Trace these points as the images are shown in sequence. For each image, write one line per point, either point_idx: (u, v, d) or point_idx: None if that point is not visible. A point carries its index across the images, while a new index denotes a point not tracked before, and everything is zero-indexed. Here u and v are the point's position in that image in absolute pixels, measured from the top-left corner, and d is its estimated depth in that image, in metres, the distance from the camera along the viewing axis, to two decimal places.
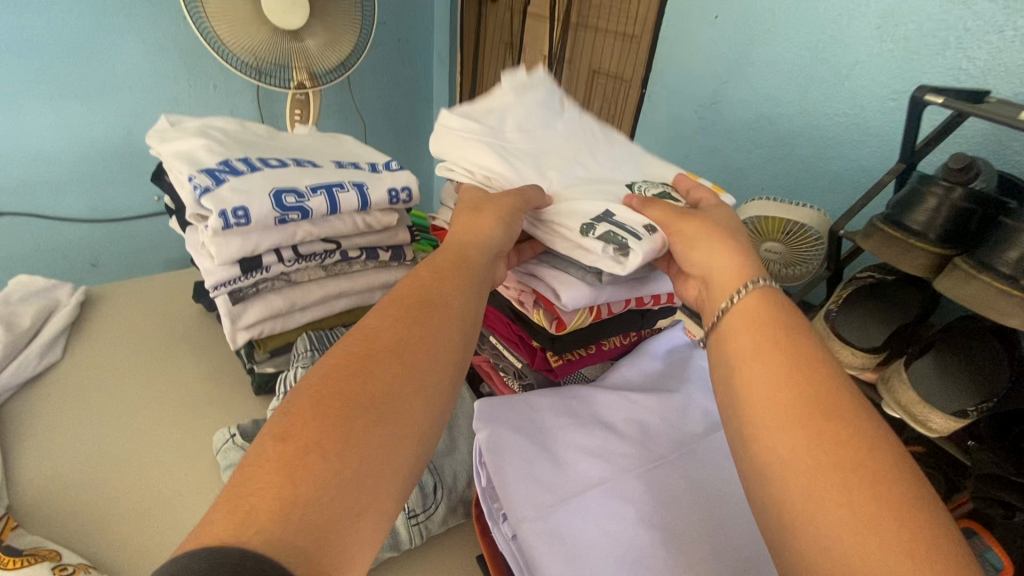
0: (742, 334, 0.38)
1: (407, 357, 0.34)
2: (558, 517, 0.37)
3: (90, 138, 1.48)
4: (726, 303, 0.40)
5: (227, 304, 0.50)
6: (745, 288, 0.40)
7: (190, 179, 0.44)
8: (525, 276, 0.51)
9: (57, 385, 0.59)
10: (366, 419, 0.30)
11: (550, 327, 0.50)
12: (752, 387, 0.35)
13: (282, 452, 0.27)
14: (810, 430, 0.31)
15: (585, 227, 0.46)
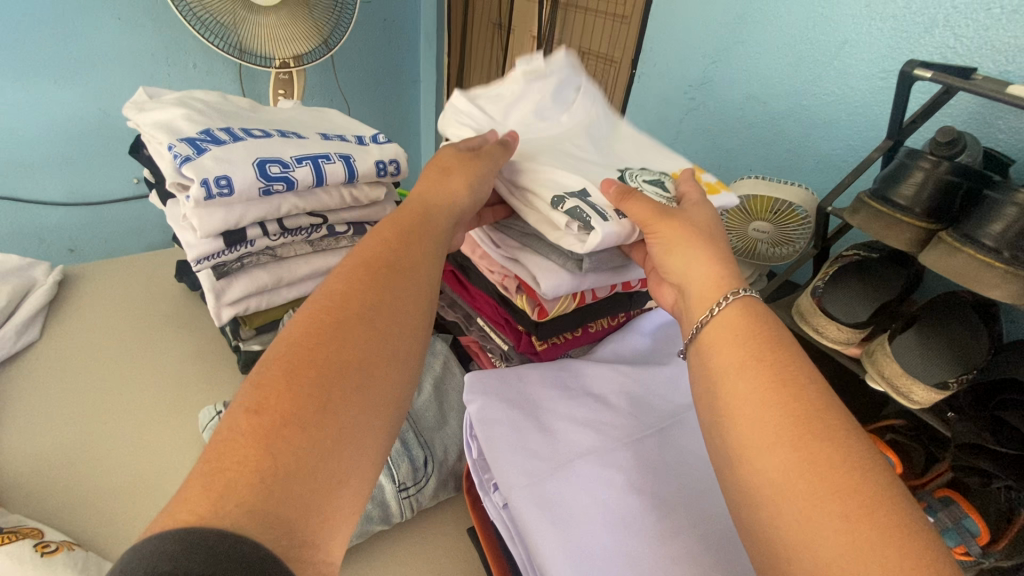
0: (726, 346, 0.35)
1: (379, 322, 0.33)
2: (549, 484, 0.37)
3: (63, 119, 1.43)
4: (705, 316, 0.38)
5: (210, 279, 0.49)
6: (725, 300, 0.38)
7: (170, 148, 0.43)
8: (507, 259, 0.49)
9: (36, 365, 0.58)
10: (341, 387, 0.29)
11: (532, 314, 0.48)
12: (733, 385, 0.33)
13: (255, 427, 0.26)
14: (797, 410, 0.30)
15: (556, 199, 0.44)
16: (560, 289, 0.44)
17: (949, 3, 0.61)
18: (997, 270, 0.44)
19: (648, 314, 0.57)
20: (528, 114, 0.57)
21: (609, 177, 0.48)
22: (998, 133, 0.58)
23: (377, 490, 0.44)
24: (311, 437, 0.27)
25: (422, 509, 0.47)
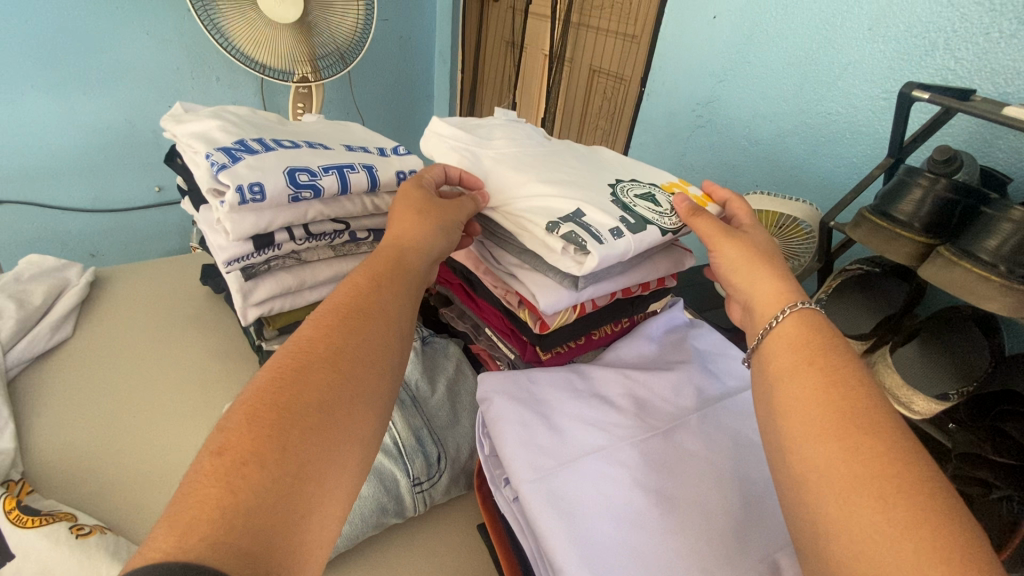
0: (785, 354, 0.37)
1: (347, 362, 0.34)
2: (558, 478, 0.39)
3: (91, 129, 1.48)
4: (765, 327, 0.39)
5: (238, 281, 0.52)
6: (783, 313, 0.39)
7: (207, 157, 0.46)
8: (508, 276, 0.51)
9: (67, 362, 0.60)
10: (308, 426, 0.30)
11: (533, 327, 0.50)
12: (788, 396, 0.34)
13: (217, 470, 0.27)
14: (856, 417, 0.31)
15: (550, 223, 0.45)
16: (559, 306, 0.46)
17: (949, 27, 0.63)
18: (994, 283, 0.45)
19: (656, 319, 0.58)
20: (512, 137, 0.61)
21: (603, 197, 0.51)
22: (998, 152, 0.60)
23: (393, 484, 0.46)
24: (278, 471, 0.27)
25: (434, 505, 0.49)
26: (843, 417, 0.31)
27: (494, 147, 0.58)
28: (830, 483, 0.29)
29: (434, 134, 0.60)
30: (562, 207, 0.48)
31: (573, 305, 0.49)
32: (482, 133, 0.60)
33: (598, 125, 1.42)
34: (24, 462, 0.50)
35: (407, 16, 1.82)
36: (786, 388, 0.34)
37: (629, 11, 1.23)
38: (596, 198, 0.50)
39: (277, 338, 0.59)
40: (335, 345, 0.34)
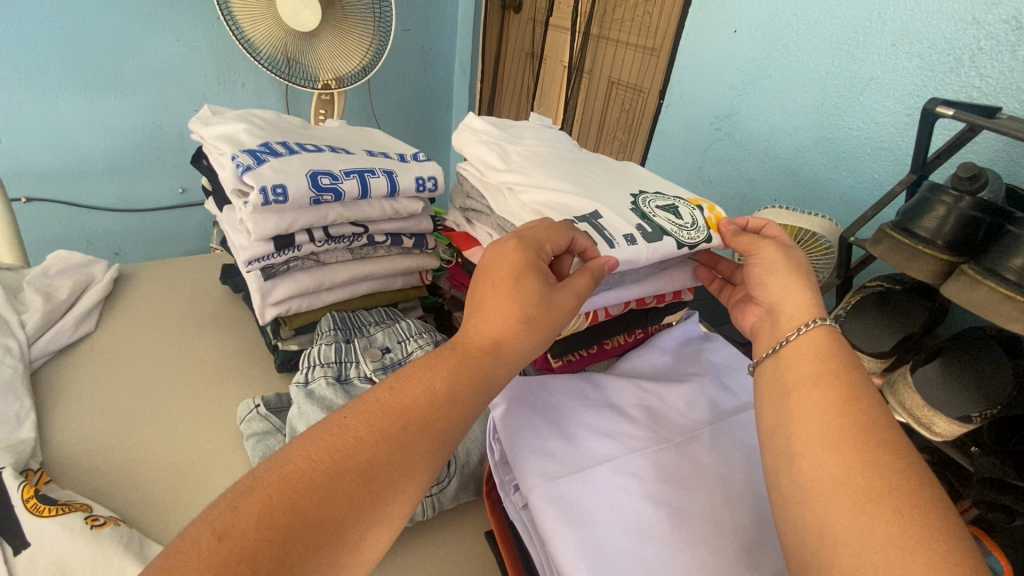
0: (804, 361, 0.38)
1: (394, 450, 0.32)
2: (568, 486, 0.39)
3: (120, 130, 1.53)
4: (791, 334, 0.41)
5: (258, 281, 0.53)
6: (809, 324, 0.41)
7: (233, 158, 0.47)
8: None
9: (90, 355, 0.62)
10: (320, 519, 0.29)
11: None
12: (803, 405, 0.35)
13: (219, 552, 0.26)
14: (872, 456, 0.31)
15: (565, 224, 0.47)
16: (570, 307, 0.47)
17: (974, 45, 0.62)
18: (1018, 303, 0.44)
19: (670, 332, 0.58)
20: (541, 139, 0.61)
21: (622, 205, 0.51)
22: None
23: None
24: (312, 540, 0.28)
25: (439, 511, 0.48)
26: (859, 450, 0.31)
27: (522, 146, 0.58)
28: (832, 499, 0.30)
29: (465, 128, 0.61)
30: (579, 207, 0.49)
31: (584, 311, 0.49)
32: (513, 132, 0.61)
33: (615, 137, 1.42)
34: (44, 452, 0.51)
35: (429, 26, 1.86)
36: (803, 396, 0.36)
37: (649, 24, 1.24)
38: (614, 203, 0.50)
39: (293, 338, 0.59)
40: (400, 415, 0.34)
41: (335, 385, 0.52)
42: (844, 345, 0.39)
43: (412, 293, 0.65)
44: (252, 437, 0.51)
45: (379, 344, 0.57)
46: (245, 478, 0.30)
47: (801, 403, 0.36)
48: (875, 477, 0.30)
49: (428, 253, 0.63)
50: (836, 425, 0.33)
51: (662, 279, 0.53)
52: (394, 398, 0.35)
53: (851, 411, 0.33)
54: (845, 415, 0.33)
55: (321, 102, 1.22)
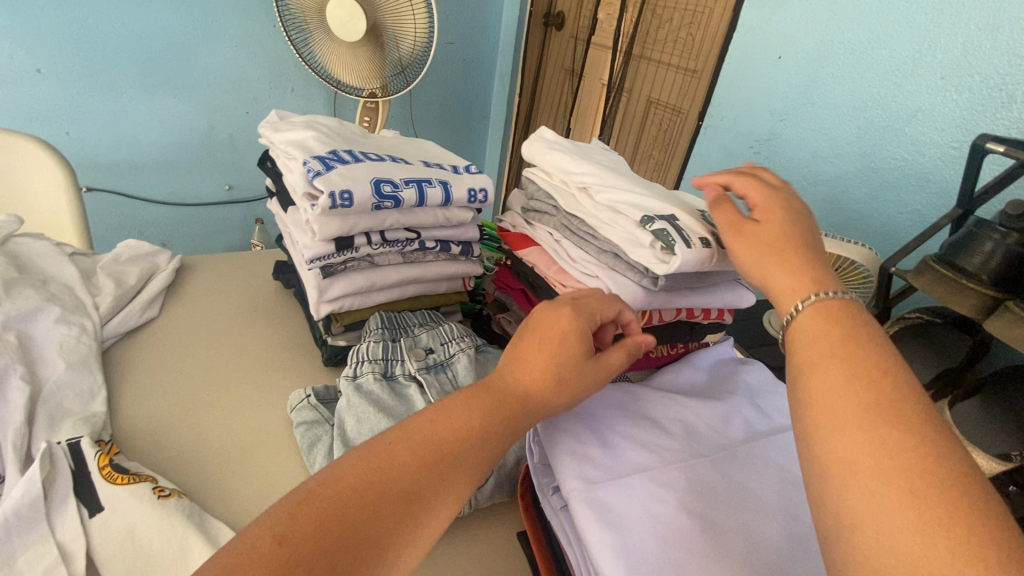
0: (817, 335, 0.35)
1: (431, 478, 0.34)
2: (606, 491, 0.40)
3: (177, 128, 1.62)
4: (794, 310, 0.38)
5: (315, 278, 0.56)
6: (805, 302, 0.37)
7: (305, 164, 0.50)
8: (585, 275, 0.57)
9: (154, 339, 0.66)
10: (362, 537, 0.31)
11: None
12: (817, 386, 0.32)
13: (275, 557, 0.28)
14: (901, 439, 0.28)
15: (647, 219, 0.50)
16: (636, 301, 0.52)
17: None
18: None
19: (706, 350, 0.59)
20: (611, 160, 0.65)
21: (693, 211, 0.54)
22: None
23: None
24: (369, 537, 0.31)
25: (475, 509, 0.51)
26: (881, 434, 0.28)
27: (596, 158, 0.63)
28: (851, 479, 0.28)
29: (541, 137, 0.65)
30: (658, 207, 0.52)
31: (641, 309, 0.53)
32: (585, 147, 0.66)
33: (651, 156, 1.44)
34: (113, 425, 0.55)
35: (473, 41, 1.91)
36: (818, 376, 0.33)
37: (692, 46, 1.26)
38: (688, 210, 0.54)
39: (343, 333, 0.62)
40: (443, 444, 0.36)
41: (382, 380, 0.55)
42: (855, 315, 0.35)
43: (454, 297, 0.68)
44: (302, 424, 0.55)
45: (423, 345, 0.59)
46: (303, 488, 0.32)
47: (815, 385, 0.32)
48: (903, 465, 0.27)
49: (472, 261, 0.65)
50: (856, 377, 0.31)
51: (717, 287, 0.56)
52: (434, 428, 0.37)
53: (870, 389, 0.30)
54: (865, 395, 0.30)
55: (366, 109, 1.30)
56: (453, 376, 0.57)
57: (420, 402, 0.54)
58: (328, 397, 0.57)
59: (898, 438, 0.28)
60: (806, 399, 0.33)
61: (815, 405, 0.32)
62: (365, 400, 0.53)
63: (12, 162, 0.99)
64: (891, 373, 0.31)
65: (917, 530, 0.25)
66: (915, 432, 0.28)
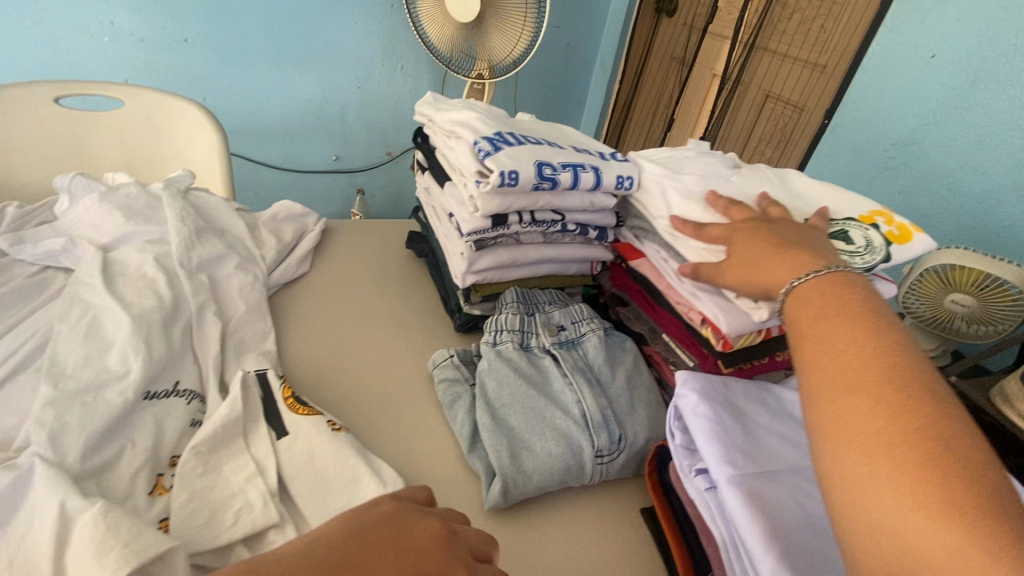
0: (815, 308, 0.36)
1: None
2: (758, 481, 0.41)
3: (297, 100, 1.74)
4: (795, 281, 0.39)
5: (468, 251, 0.60)
6: (809, 274, 0.39)
7: (475, 144, 0.54)
8: (689, 294, 0.51)
9: (307, 291, 0.74)
10: None
11: (715, 345, 0.50)
12: (817, 358, 0.34)
13: None
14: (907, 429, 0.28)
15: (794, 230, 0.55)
16: (743, 329, 0.47)
17: None
18: None
19: None
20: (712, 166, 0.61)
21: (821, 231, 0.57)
22: None
23: (580, 451, 0.51)
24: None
25: (605, 480, 0.54)
26: (892, 420, 0.28)
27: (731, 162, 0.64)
28: (854, 467, 0.28)
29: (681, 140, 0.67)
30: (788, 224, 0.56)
31: (759, 329, 0.49)
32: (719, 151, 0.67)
33: (762, 154, 1.38)
34: (283, 363, 0.62)
35: (578, 26, 1.90)
36: (814, 352, 0.34)
37: (824, 41, 1.19)
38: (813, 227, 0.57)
39: (478, 303, 0.67)
40: None
41: (519, 351, 0.59)
42: (852, 286, 0.37)
43: (579, 280, 0.69)
44: (444, 381, 0.60)
45: (556, 321, 0.62)
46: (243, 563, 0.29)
47: (814, 357, 0.34)
48: (902, 455, 0.27)
49: (606, 246, 0.66)
50: (866, 374, 0.31)
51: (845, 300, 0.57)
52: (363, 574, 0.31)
53: (874, 367, 0.31)
54: (868, 379, 0.30)
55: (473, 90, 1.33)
56: (584, 354, 0.59)
57: (554, 374, 0.57)
58: (468, 360, 0.62)
59: (902, 424, 0.28)
60: (816, 395, 0.33)
61: (826, 387, 0.32)
62: (507, 367, 0.57)
63: (175, 123, 1.12)
64: (908, 371, 0.30)
65: (919, 518, 0.25)
66: (919, 416, 0.28)
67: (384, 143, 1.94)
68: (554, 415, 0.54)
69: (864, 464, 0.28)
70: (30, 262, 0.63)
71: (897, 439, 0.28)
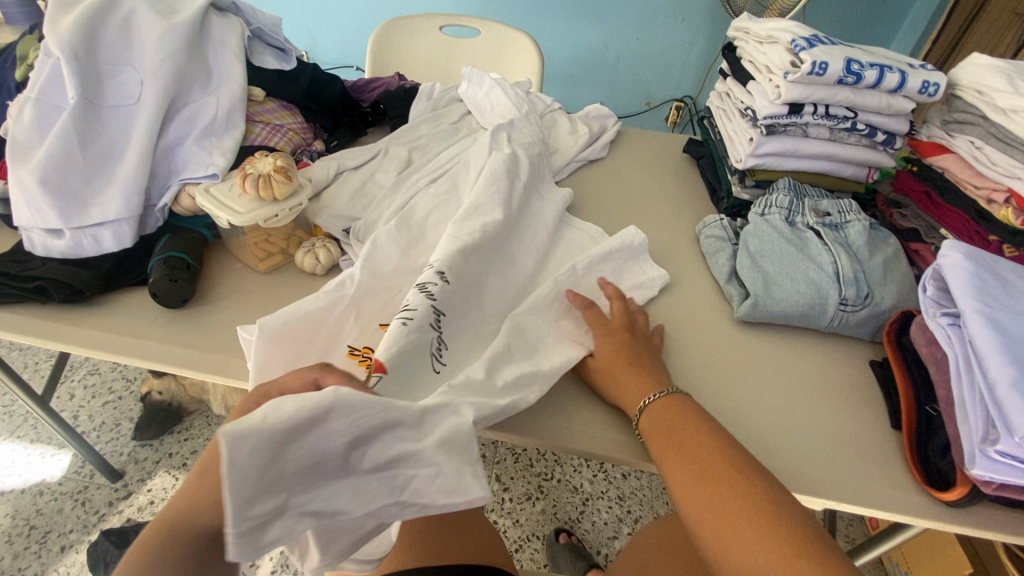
0: (670, 418, 0.49)
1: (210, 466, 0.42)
2: (1005, 320, 0.50)
3: (582, 47, 2.00)
4: (650, 402, 0.52)
5: (758, 135, 0.74)
6: (658, 395, 0.52)
7: (793, 42, 0.68)
8: (1002, 176, 0.60)
9: (605, 167, 0.98)
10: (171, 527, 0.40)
11: (1014, 221, 0.59)
12: (678, 474, 0.46)
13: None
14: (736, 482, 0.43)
15: None
16: None
17: None
18: None
19: None
20: None
21: None
22: None
23: (827, 296, 0.63)
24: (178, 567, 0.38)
25: (839, 330, 0.65)
26: (714, 496, 0.43)
27: None
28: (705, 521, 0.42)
29: None
30: None
31: None
32: None
33: None
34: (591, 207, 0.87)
35: None
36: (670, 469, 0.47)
37: None
38: None
39: (749, 189, 0.81)
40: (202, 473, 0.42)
41: (785, 222, 0.72)
42: (680, 408, 0.50)
43: (849, 185, 0.78)
44: (710, 235, 0.77)
45: (822, 208, 0.73)
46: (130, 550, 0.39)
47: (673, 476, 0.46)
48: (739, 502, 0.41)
49: (889, 153, 0.74)
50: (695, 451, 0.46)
51: None
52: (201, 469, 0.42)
53: (694, 453, 0.46)
54: (693, 461, 0.45)
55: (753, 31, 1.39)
56: (846, 236, 0.69)
57: (814, 243, 0.69)
58: (733, 227, 0.77)
59: (722, 490, 0.43)
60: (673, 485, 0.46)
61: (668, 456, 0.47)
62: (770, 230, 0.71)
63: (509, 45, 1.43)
64: (720, 446, 0.46)
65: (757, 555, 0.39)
66: (727, 482, 0.43)
67: (647, 93, 2.10)
68: (808, 268, 0.66)
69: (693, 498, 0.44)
70: (450, 115, 0.97)
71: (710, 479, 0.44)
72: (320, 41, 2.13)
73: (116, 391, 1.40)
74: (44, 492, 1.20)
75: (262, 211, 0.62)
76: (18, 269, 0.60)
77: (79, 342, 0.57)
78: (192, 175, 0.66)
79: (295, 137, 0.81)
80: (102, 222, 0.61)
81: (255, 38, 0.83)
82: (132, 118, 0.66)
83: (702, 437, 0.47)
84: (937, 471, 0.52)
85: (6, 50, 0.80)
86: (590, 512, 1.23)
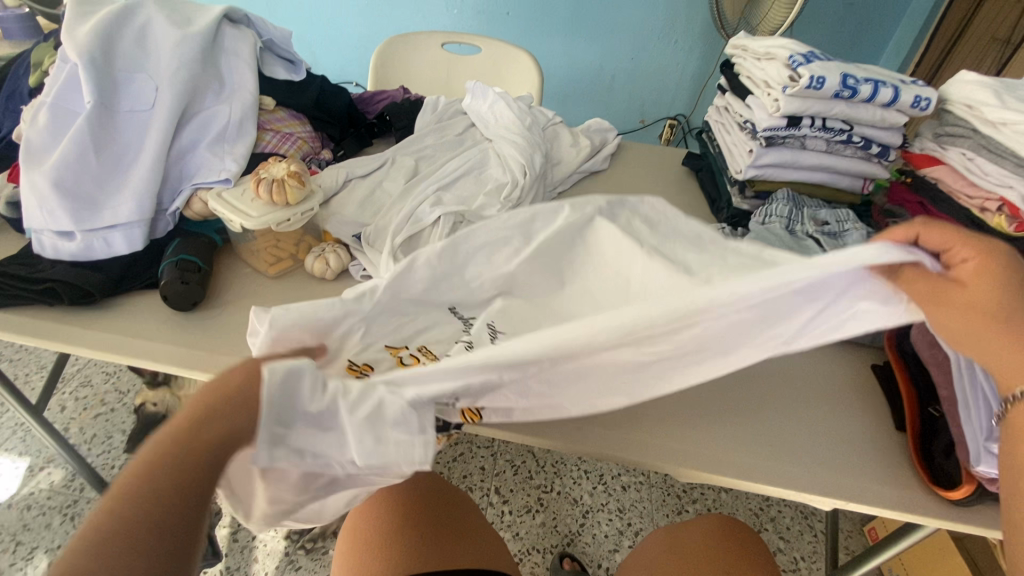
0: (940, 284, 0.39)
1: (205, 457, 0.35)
2: None
3: (578, 66, 2.05)
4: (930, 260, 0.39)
5: (758, 147, 0.76)
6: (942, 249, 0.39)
7: (790, 58, 0.71)
8: (995, 185, 0.63)
9: (607, 178, 1.00)
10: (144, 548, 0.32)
11: (1008, 228, 0.61)
12: (974, 296, 0.39)
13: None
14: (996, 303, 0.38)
15: None
16: None
17: None
18: None
19: None
20: None
21: None
22: None
23: None
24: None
25: None
26: (982, 329, 0.39)
27: None
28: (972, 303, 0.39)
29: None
30: None
31: None
32: None
33: None
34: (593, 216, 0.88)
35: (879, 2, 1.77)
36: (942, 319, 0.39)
37: None
38: None
39: (748, 200, 0.83)
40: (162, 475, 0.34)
41: (785, 231, 0.74)
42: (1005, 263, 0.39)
43: (846, 196, 0.80)
44: None
45: (821, 217, 0.75)
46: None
47: (948, 317, 0.39)
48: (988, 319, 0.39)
49: (883, 165, 0.77)
50: (982, 284, 0.38)
51: None
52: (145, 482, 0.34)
53: (969, 308, 0.39)
54: (962, 316, 0.39)
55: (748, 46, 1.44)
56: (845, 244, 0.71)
57: (814, 250, 0.71)
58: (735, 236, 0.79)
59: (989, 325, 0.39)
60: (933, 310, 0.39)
61: (927, 305, 0.39)
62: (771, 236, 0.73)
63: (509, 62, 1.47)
64: (999, 269, 0.38)
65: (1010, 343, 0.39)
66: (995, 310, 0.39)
67: (641, 111, 2.14)
68: None
69: (957, 331, 0.40)
70: (455, 127, 0.99)
71: (989, 329, 0.39)
72: (320, 57, 2.16)
73: (109, 403, 1.37)
74: (32, 506, 1.17)
75: (276, 215, 0.63)
76: (28, 271, 0.60)
77: (88, 344, 0.57)
78: (204, 179, 0.66)
79: (305, 145, 0.82)
80: (114, 225, 0.62)
81: (266, 48, 0.84)
82: (145, 123, 0.66)
83: (990, 277, 0.38)
84: (943, 470, 0.53)
85: (18, 58, 0.81)
86: (591, 525, 1.22)
